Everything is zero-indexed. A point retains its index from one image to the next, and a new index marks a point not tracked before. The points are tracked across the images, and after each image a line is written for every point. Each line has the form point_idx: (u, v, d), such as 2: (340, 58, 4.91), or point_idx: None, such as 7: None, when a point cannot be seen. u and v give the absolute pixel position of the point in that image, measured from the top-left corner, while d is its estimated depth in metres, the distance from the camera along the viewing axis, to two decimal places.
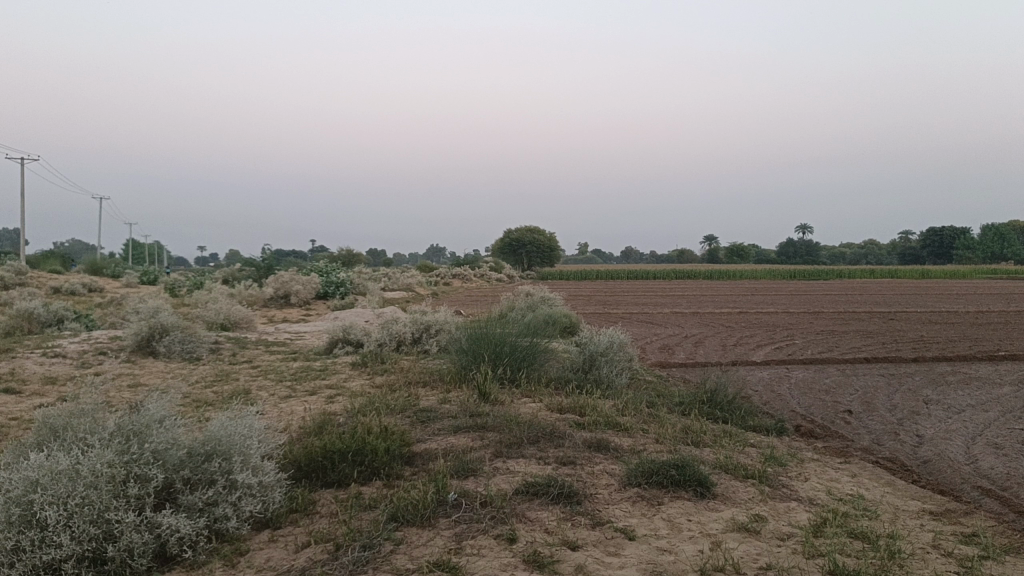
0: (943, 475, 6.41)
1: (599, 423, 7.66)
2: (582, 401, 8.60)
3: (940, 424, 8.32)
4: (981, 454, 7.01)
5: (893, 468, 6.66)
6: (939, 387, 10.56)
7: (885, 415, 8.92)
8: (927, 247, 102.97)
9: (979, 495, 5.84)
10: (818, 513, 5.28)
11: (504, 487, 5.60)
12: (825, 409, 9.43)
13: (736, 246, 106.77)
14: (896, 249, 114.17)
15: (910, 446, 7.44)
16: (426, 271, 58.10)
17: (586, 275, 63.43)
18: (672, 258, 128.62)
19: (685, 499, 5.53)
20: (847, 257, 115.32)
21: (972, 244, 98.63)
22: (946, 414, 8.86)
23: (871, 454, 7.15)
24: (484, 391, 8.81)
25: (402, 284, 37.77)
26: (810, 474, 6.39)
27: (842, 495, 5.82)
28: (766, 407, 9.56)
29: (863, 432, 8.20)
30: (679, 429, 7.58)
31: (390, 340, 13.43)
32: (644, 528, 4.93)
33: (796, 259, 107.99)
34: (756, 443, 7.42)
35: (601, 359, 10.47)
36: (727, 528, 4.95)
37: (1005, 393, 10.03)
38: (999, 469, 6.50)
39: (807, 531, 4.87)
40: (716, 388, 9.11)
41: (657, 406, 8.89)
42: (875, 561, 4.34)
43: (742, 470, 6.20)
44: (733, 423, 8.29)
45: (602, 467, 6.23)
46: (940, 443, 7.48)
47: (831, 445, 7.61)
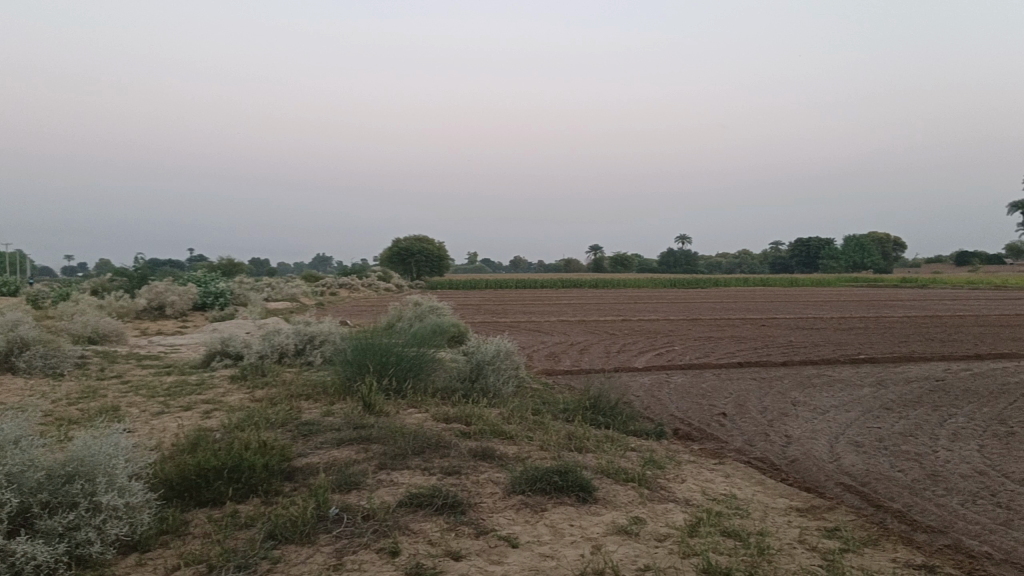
0: (809, 473, 6.75)
1: (485, 432, 7.68)
2: (469, 409, 8.60)
3: (806, 425, 8.77)
4: (843, 452, 7.44)
5: (763, 468, 6.97)
6: (806, 390, 11.14)
7: (756, 417, 9.33)
8: (795, 257, 109.01)
9: (842, 490, 6.18)
10: (693, 513, 5.46)
11: (388, 499, 5.52)
12: (701, 412, 9.79)
13: (620, 256, 109.87)
14: (768, 259, 120.05)
15: (780, 446, 7.81)
16: (315, 279, 57.86)
17: (473, 285, 63.54)
18: (559, 267, 130.89)
19: (567, 505, 5.60)
20: (722, 265, 120.21)
21: (836, 254, 104.74)
22: (812, 415, 9.36)
23: (743, 455, 7.47)
24: (368, 402, 8.66)
25: (286, 294, 36.83)
26: (686, 475, 6.61)
27: (716, 495, 6.04)
28: (646, 412, 9.79)
29: (736, 433, 8.56)
30: (562, 436, 7.69)
31: (271, 352, 13.04)
32: (527, 535, 4.97)
33: (676, 268, 111.77)
34: (637, 447, 7.61)
35: (488, 368, 10.46)
36: (607, 531, 5.05)
37: (865, 394, 10.69)
38: (859, 466, 6.91)
39: (682, 532, 5.02)
40: (599, 395, 9.27)
41: (542, 413, 8.99)
42: (746, 558, 4.51)
43: (622, 473, 6.34)
44: (615, 428, 8.48)
45: (488, 476, 6.24)
46: (806, 443, 7.88)
47: (706, 447, 7.90)
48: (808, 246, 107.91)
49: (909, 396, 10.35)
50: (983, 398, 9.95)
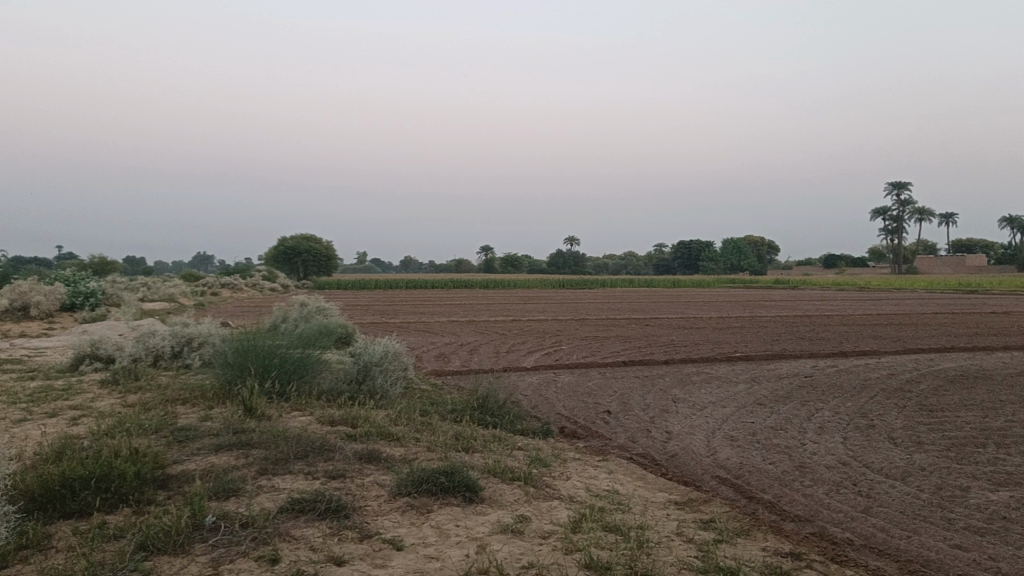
0: (688, 467, 7.00)
1: (371, 434, 7.57)
2: (356, 412, 8.46)
3: (686, 421, 9.10)
4: (719, 446, 7.75)
5: (644, 463, 7.18)
6: (686, 387, 11.53)
7: (639, 414, 9.60)
8: (678, 258, 112.93)
9: (717, 483, 6.43)
10: (576, 510, 5.56)
11: (268, 506, 5.37)
12: (587, 410, 9.98)
13: (510, 257, 110.77)
14: (652, 261, 123.79)
15: (660, 442, 8.06)
16: (196, 279, 55.66)
17: (362, 284, 62.68)
18: (449, 267, 130.73)
19: (453, 505, 5.60)
20: (610, 267, 123.09)
21: (715, 256, 109.10)
22: (691, 411, 9.71)
23: (626, 451, 7.67)
24: (250, 405, 8.39)
25: (164, 294, 35.24)
26: (571, 473, 6.73)
27: (599, 491, 6.17)
28: (533, 411, 9.90)
29: (619, 430, 8.77)
30: (449, 436, 7.68)
31: (146, 355, 12.44)
32: (412, 537, 4.93)
33: (564, 270, 113.63)
34: (524, 446, 7.69)
35: (375, 369, 10.30)
36: (492, 531, 5.07)
37: (740, 390, 11.18)
38: (734, 459, 7.21)
39: (566, 528, 5.10)
40: (487, 395, 9.29)
41: (430, 413, 8.95)
42: (625, 552, 4.63)
43: (508, 472, 6.38)
44: (502, 427, 8.54)
45: (373, 479, 6.16)
46: (685, 438, 8.16)
47: (591, 444, 8.07)
48: (687, 249, 111.83)
49: (780, 391, 10.88)
50: (847, 393, 10.57)
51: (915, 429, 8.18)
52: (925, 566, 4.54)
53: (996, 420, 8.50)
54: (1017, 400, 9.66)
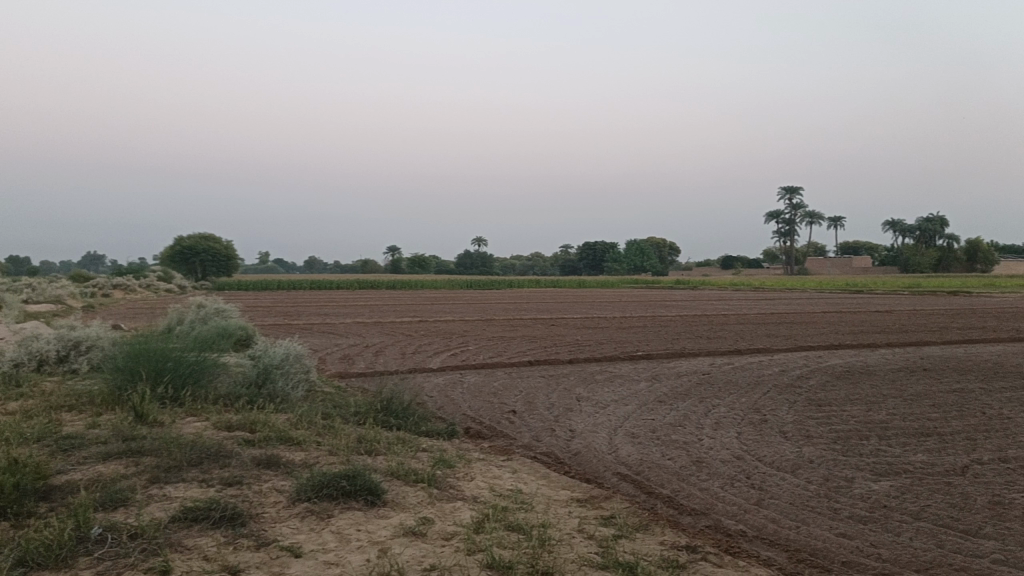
0: (590, 464, 7.11)
1: (270, 439, 7.37)
2: (254, 416, 8.22)
3: (589, 419, 9.24)
4: (621, 443, 7.91)
5: (548, 462, 7.25)
6: (589, 386, 11.71)
7: (543, 413, 9.69)
8: (583, 260, 114.73)
9: (618, 480, 6.55)
10: (480, 510, 5.56)
11: (159, 515, 5.15)
12: (492, 410, 10.00)
13: (417, 257, 110.09)
14: (558, 261, 125.31)
15: (564, 440, 8.16)
16: (86, 279, 53.06)
17: (264, 285, 61.11)
18: (355, 268, 128.91)
19: (355, 509, 5.51)
20: (517, 268, 123.90)
21: (620, 258, 111.34)
22: (594, 409, 9.86)
23: (530, 450, 7.72)
24: (141, 412, 8.05)
25: (50, 296, 33.44)
26: (475, 473, 6.73)
27: (503, 490, 6.19)
28: (439, 412, 9.86)
29: (524, 429, 8.83)
30: (352, 439, 7.56)
31: (28, 360, 11.75)
32: (311, 543, 4.82)
33: (471, 271, 113.76)
34: (428, 447, 7.64)
35: (275, 372, 10.05)
36: (394, 534, 5.02)
37: (642, 387, 11.42)
38: (634, 456, 7.37)
39: (469, 529, 5.09)
40: (391, 396, 9.19)
41: (332, 417, 8.78)
42: (527, 550, 4.67)
43: (411, 474, 6.33)
44: (406, 429, 8.46)
45: (272, 485, 6.00)
46: (588, 436, 8.28)
47: (495, 444, 8.09)
48: (593, 250, 113.80)
49: (680, 389, 11.18)
50: (741, 389, 10.96)
51: (805, 423, 8.54)
52: (812, 554, 4.74)
53: (878, 413, 8.96)
54: (897, 394, 10.22)
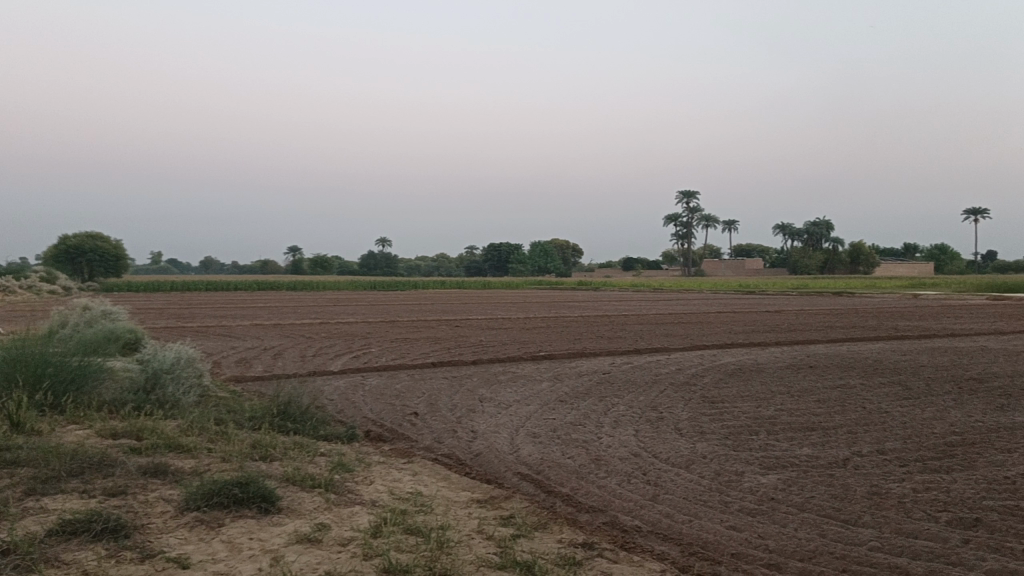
0: (491, 465, 7.12)
1: (159, 447, 7.06)
2: (142, 423, 7.86)
3: (491, 419, 9.26)
4: (522, 443, 7.95)
5: (449, 463, 7.21)
6: (492, 386, 11.73)
7: (446, 415, 9.65)
8: (488, 261, 115.14)
9: (518, 479, 6.58)
10: (378, 514, 5.47)
11: (35, 529, 4.86)
12: (394, 412, 9.89)
13: (319, 258, 108.08)
14: (463, 263, 125.34)
15: (465, 441, 8.14)
16: None
17: (157, 286, 58.73)
18: (255, 269, 125.49)
19: (247, 517, 5.34)
20: (422, 269, 123.23)
21: (524, 259, 112.29)
22: (496, 409, 9.89)
23: (432, 452, 7.67)
24: (17, 420, 7.57)
25: None
26: (374, 476, 6.63)
27: (403, 493, 6.13)
28: (339, 415, 9.68)
29: (426, 431, 8.76)
30: (246, 445, 7.33)
31: None
32: (201, 554, 4.65)
33: (374, 272, 112.39)
34: (326, 451, 7.49)
35: (166, 376, 9.64)
36: (288, 542, 4.89)
37: (544, 387, 11.53)
38: (535, 455, 7.42)
39: (366, 534, 5.01)
40: (289, 400, 8.96)
41: (226, 422, 8.50)
42: (426, 553, 4.62)
43: (308, 480, 6.18)
44: (304, 433, 8.26)
45: (159, 494, 5.74)
46: (490, 436, 8.29)
47: (396, 446, 8.00)
48: (498, 250, 114.24)
49: (580, 388, 11.33)
50: (640, 388, 11.20)
51: (700, 420, 8.79)
52: (704, 547, 4.88)
53: (767, 409, 9.32)
54: (785, 391, 10.65)
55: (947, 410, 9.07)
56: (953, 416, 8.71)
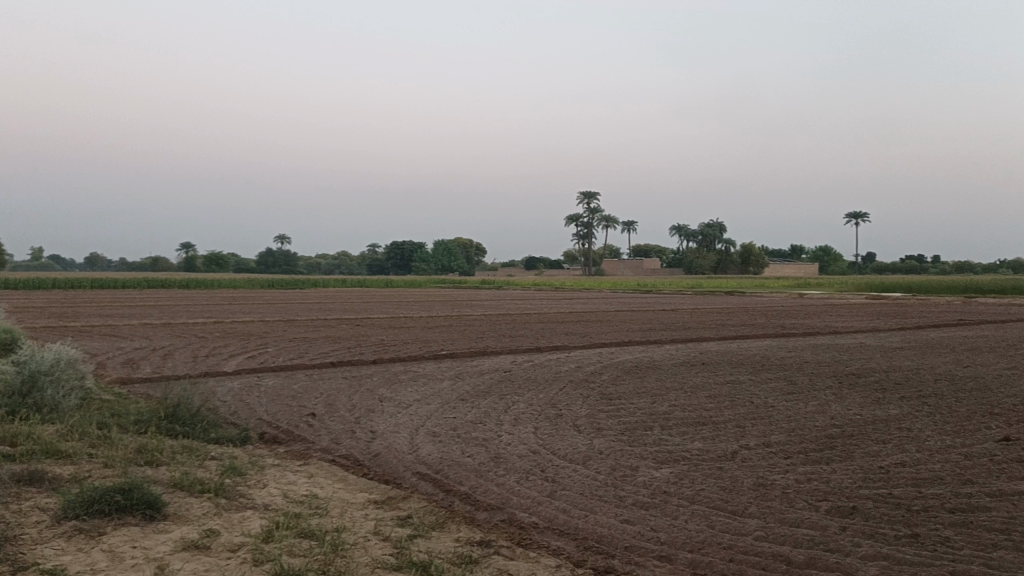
0: (389, 465, 7.04)
1: (35, 454, 6.67)
2: (16, 429, 7.40)
3: (391, 419, 9.16)
4: (421, 442, 7.89)
5: (346, 464, 7.10)
6: (392, 386, 11.61)
7: (344, 415, 9.50)
8: (391, 259, 113.92)
9: (417, 479, 6.54)
10: (271, 518, 5.33)
11: None
12: (290, 414, 9.66)
13: (214, 255, 104.41)
14: (365, 261, 123.62)
15: (364, 442, 8.02)
16: None
17: (36, 284, 55.43)
18: (146, 267, 120.23)
19: (131, 525, 5.11)
20: (322, 267, 120.82)
21: (427, 258, 111.67)
22: (396, 409, 9.79)
23: (328, 454, 7.52)
24: None
25: None
26: (268, 480, 6.46)
27: (298, 496, 5.99)
28: (232, 417, 9.39)
29: (323, 432, 8.59)
30: (132, 450, 7.01)
31: None
32: (79, 564, 4.42)
33: (273, 269, 109.49)
34: (218, 455, 7.24)
35: (44, 379, 9.12)
36: (174, 549, 4.70)
37: (444, 386, 11.49)
38: (434, 454, 7.38)
39: (257, 538, 4.87)
40: (178, 402, 8.62)
41: (109, 426, 8.10)
42: (319, 557, 4.54)
43: (197, 485, 5.96)
44: (194, 437, 7.97)
45: (33, 503, 5.43)
46: (389, 437, 8.20)
47: (292, 448, 7.82)
48: (400, 250, 112.97)
49: (481, 387, 11.35)
50: (540, 386, 11.31)
51: (597, 416, 8.93)
52: (598, 542, 4.96)
53: (662, 405, 9.57)
54: (680, 387, 10.96)
55: (828, 404, 9.53)
56: (833, 409, 9.16)
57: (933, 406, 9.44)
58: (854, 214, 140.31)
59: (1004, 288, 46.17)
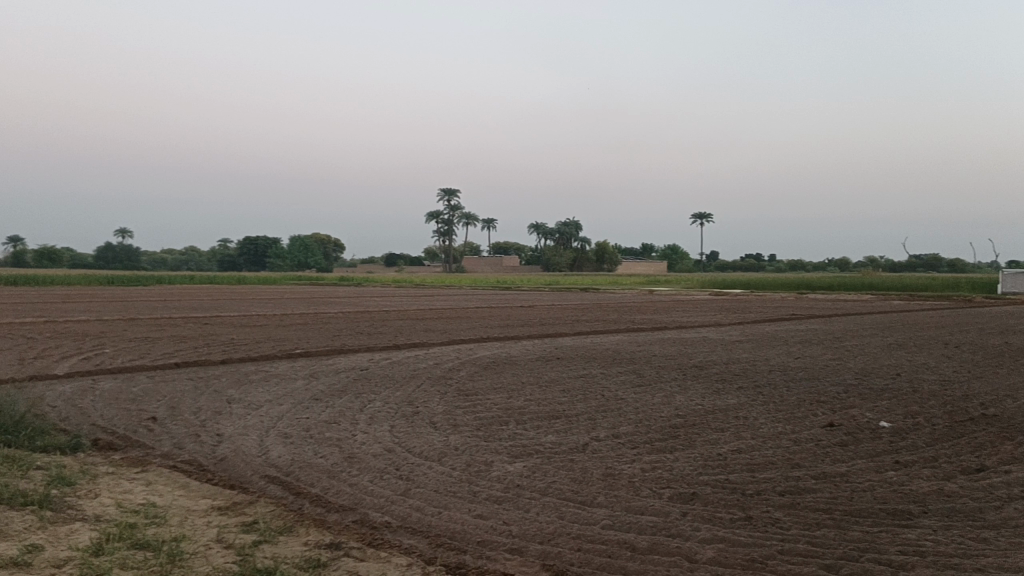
0: (236, 469, 6.76)
1: None
2: None
3: (239, 421, 8.80)
4: (271, 445, 7.62)
5: (188, 470, 6.75)
6: (242, 387, 11.16)
7: (189, 419, 9.04)
8: (243, 255, 109.61)
9: (265, 482, 6.31)
10: (103, 530, 5.00)
11: None
12: (129, 418, 9.10)
13: (46, 251, 96.81)
14: (216, 257, 118.28)
15: (208, 446, 7.66)
16: None
17: None
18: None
19: None
20: (169, 263, 114.59)
21: (282, 254, 108.34)
22: (245, 411, 9.42)
23: (170, 459, 7.13)
24: None
25: None
26: (101, 489, 6.04)
27: (133, 506, 5.64)
28: (63, 424, 8.73)
29: (164, 437, 8.14)
30: None
31: None
32: None
33: (114, 265, 102.78)
34: (44, 465, 6.71)
35: None
36: None
37: (297, 386, 11.15)
38: (285, 456, 7.15)
39: (86, 552, 4.55)
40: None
41: None
42: (155, 570, 4.29)
43: (18, 497, 5.50)
44: (17, 446, 7.34)
45: None
46: (237, 439, 7.87)
47: (129, 455, 7.37)
48: (254, 245, 109.21)
49: (336, 385, 11.11)
50: (396, 383, 11.19)
51: (454, 413, 8.94)
52: (451, 538, 4.96)
53: (517, 400, 9.69)
54: (535, 382, 11.15)
55: (673, 395, 9.96)
56: (678, 400, 9.58)
57: (768, 395, 10.06)
58: (702, 215, 147.55)
59: (831, 284, 49.93)
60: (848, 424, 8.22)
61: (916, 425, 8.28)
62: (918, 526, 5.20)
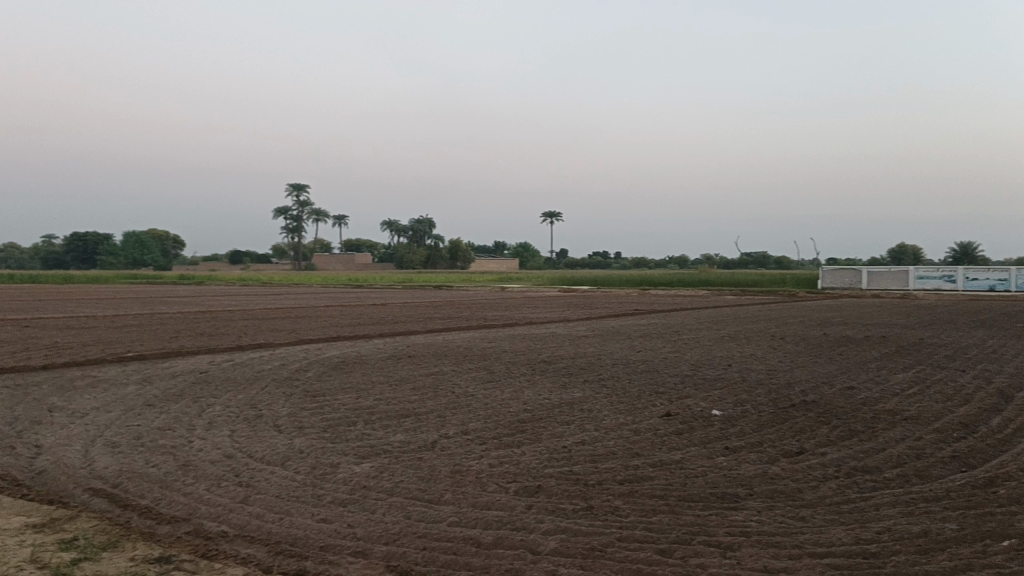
0: (55, 483, 6.25)
1: None
2: None
3: (62, 431, 8.15)
4: (97, 455, 7.11)
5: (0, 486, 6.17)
6: (65, 394, 10.35)
7: (3, 430, 8.28)
8: (71, 253, 101.92)
9: (89, 496, 5.86)
10: None
11: None
12: None
13: None
14: (39, 254, 109.42)
15: (25, 459, 7.04)
16: None
17: None
18: None
19: None
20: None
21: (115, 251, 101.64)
22: (69, 420, 8.74)
23: None
24: None
25: None
26: None
27: None
28: None
29: None
30: None
31: None
32: None
33: None
34: None
35: None
36: None
37: (129, 392, 10.46)
38: (112, 467, 6.68)
39: None
40: None
41: None
42: None
43: None
44: None
45: None
46: (57, 451, 7.28)
47: None
48: (83, 241, 101.84)
49: (172, 390, 10.52)
50: (238, 386, 10.73)
51: (299, 415, 8.67)
52: (292, 545, 4.79)
53: (365, 400, 9.52)
54: (384, 381, 10.99)
55: (521, 390, 10.10)
56: (525, 395, 9.73)
57: (611, 387, 10.39)
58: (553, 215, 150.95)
59: (671, 281, 52.42)
60: (684, 413, 8.63)
61: (744, 412, 8.80)
62: (745, 508, 5.52)
